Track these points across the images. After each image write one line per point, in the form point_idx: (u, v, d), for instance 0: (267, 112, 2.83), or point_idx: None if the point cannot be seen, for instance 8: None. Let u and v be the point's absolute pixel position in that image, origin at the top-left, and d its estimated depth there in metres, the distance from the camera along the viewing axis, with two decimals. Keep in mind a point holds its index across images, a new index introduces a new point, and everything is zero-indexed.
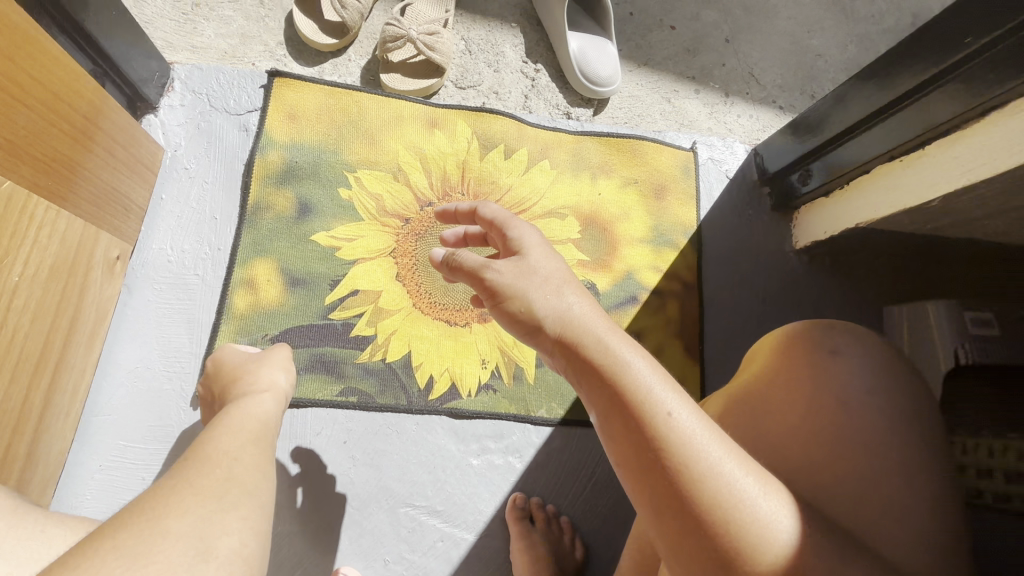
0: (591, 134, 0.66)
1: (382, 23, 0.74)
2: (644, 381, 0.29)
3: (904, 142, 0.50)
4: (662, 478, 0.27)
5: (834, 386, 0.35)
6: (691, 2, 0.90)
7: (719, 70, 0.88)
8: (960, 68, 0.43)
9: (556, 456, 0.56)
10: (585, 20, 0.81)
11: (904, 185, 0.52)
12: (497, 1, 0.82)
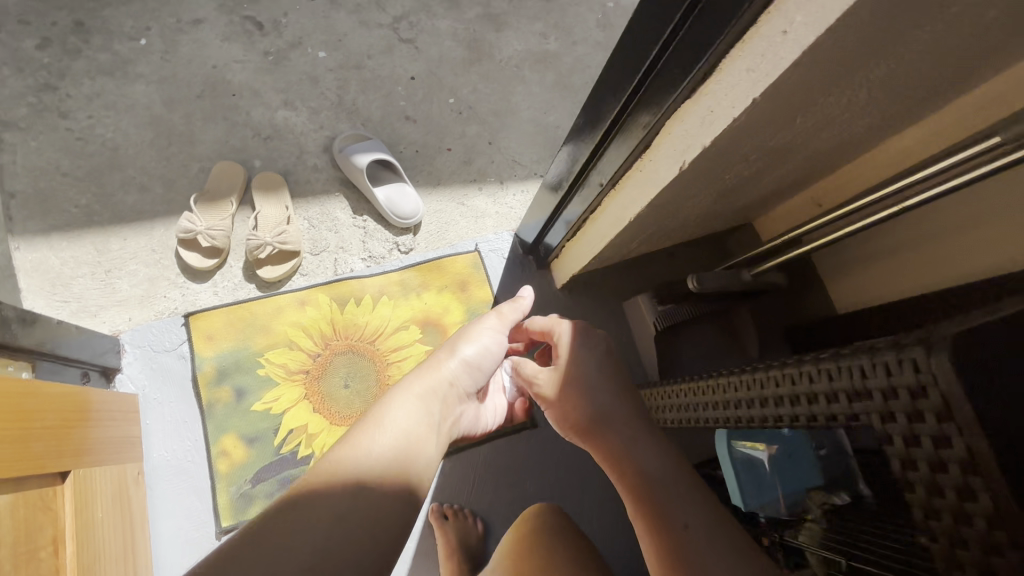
0: (409, 266, 1.01)
1: (244, 234, 1.05)
2: (658, 494, 0.54)
3: (625, 156, 0.66)
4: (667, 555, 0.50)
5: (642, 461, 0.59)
6: (456, 125, 1.25)
7: (491, 166, 1.24)
8: (633, 98, 0.59)
9: (451, 476, 0.91)
10: (385, 173, 1.14)
11: (628, 193, 0.69)
12: (319, 179, 1.14)
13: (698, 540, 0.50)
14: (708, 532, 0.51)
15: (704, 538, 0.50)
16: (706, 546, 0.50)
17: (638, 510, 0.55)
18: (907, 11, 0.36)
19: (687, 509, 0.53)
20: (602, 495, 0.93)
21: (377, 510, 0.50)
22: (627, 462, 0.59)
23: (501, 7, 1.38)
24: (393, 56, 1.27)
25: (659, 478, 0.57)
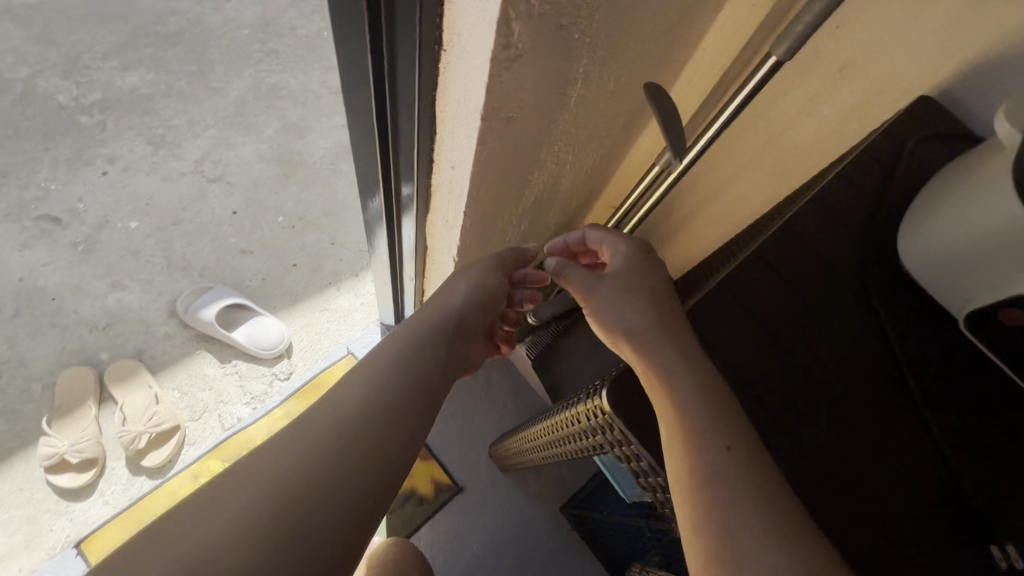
0: (291, 395, 1.11)
1: (115, 432, 1.03)
2: (699, 425, 0.41)
3: (412, 226, 0.69)
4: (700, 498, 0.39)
5: (683, 395, 0.42)
6: (293, 239, 1.29)
7: (341, 263, 1.28)
8: (390, 175, 0.61)
9: None
10: (240, 312, 1.16)
11: (435, 262, 0.74)
12: (175, 344, 1.13)
13: (722, 485, 0.40)
14: (748, 462, 0.39)
15: (730, 478, 0.40)
16: (724, 494, 0.39)
17: (669, 433, 0.41)
18: (520, 124, 0.47)
19: (722, 427, 0.41)
20: (542, 521, 1.02)
21: (321, 505, 0.47)
22: (667, 381, 0.43)
23: (297, 115, 1.43)
24: (208, 199, 1.29)
25: (690, 406, 0.41)
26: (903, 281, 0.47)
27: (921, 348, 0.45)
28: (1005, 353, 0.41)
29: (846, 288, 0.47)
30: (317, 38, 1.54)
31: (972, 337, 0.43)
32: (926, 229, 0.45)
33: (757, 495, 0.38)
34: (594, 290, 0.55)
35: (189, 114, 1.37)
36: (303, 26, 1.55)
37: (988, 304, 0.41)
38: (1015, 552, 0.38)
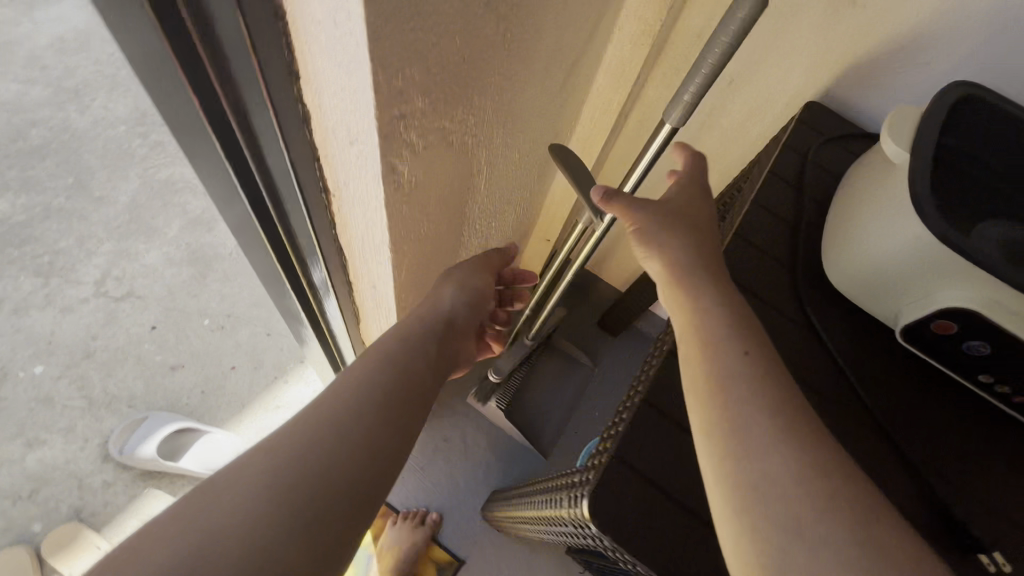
0: None
1: None
2: (722, 334, 0.41)
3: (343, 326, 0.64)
4: (716, 399, 0.37)
5: (710, 315, 0.42)
6: (226, 340, 1.20)
7: (284, 353, 1.21)
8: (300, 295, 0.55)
9: None
10: (184, 437, 1.05)
11: None
12: (117, 489, 1.03)
13: (748, 419, 0.36)
14: (762, 369, 0.38)
15: (763, 403, 0.36)
16: (754, 437, 0.35)
17: (694, 342, 0.41)
18: (433, 227, 0.44)
19: (740, 335, 0.40)
20: (551, 570, 0.99)
21: (341, 478, 0.40)
22: (692, 303, 0.43)
23: (199, 206, 1.32)
24: (121, 320, 1.18)
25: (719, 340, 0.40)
26: (836, 299, 0.48)
27: (862, 366, 0.46)
28: (943, 358, 0.43)
29: (779, 324, 0.47)
30: None
31: (910, 346, 0.44)
32: (847, 252, 0.46)
33: (792, 429, 0.35)
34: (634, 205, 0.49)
35: (77, 232, 1.24)
36: None
37: (919, 316, 0.42)
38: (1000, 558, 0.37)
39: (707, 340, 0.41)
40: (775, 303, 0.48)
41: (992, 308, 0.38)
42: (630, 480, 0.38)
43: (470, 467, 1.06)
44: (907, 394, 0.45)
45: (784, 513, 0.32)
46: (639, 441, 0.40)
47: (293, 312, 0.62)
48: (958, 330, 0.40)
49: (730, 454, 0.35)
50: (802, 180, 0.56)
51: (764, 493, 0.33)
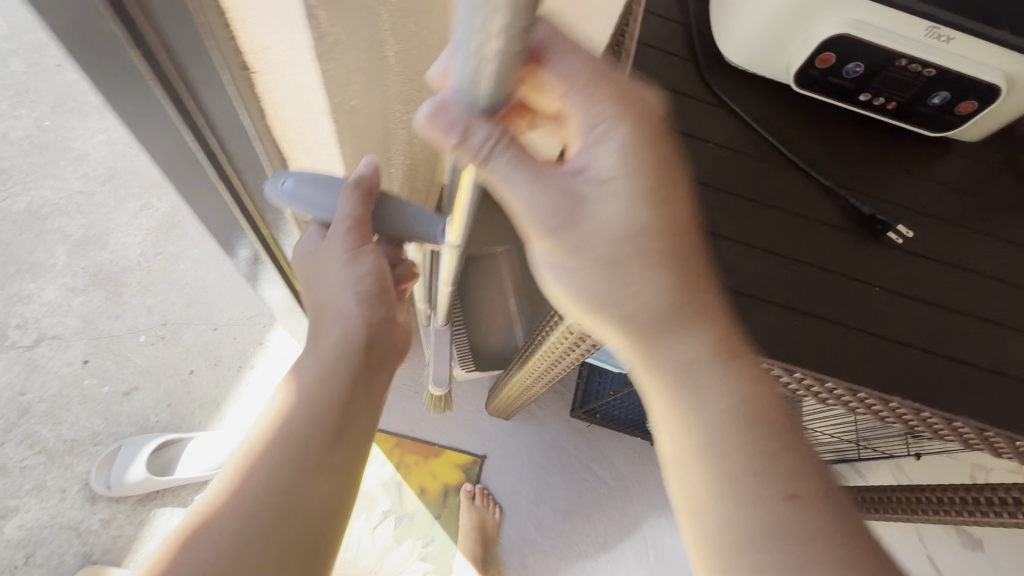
0: None
1: None
2: (707, 387, 0.37)
3: None
4: (714, 473, 0.35)
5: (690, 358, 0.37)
6: (170, 347, 1.13)
7: (237, 341, 1.16)
8: (263, 229, 0.55)
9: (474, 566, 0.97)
10: (170, 454, 1.03)
11: None
12: (120, 521, 0.98)
13: (731, 511, 0.35)
14: (773, 460, 0.35)
15: (796, 546, 0.33)
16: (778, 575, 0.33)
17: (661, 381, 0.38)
18: (364, 98, 0.44)
19: (725, 390, 0.36)
20: (563, 435, 1.08)
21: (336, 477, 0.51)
22: (689, 392, 0.37)
23: (80, 225, 1.20)
24: (45, 366, 1.07)
25: (703, 412, 0.36)
26: (735, 74, 0.54)
27: (776, 124, 0.53)
28: (828, 90, 0.51)
29: (702, 107, 0.52)
30: (38, 131, 1.26)
31: (804, 91, 0.52)
32: (736, 26, 0.51)
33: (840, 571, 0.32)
34: (517, 179, 0.34)
35: None
36: (14, 127, 1.25)
37: (804, 59, 0.49)
38: (903, 228, 0.48)
39: (698, 397, 0.37)
40: (692, 92, 0.53)
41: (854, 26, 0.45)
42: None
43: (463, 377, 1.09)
44: (813, 131, 0.53)
45: None
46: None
47: (256, 260, 0.61)
48: (837, 59, 0.48)
49: (739, 536, 0.34)
50: None
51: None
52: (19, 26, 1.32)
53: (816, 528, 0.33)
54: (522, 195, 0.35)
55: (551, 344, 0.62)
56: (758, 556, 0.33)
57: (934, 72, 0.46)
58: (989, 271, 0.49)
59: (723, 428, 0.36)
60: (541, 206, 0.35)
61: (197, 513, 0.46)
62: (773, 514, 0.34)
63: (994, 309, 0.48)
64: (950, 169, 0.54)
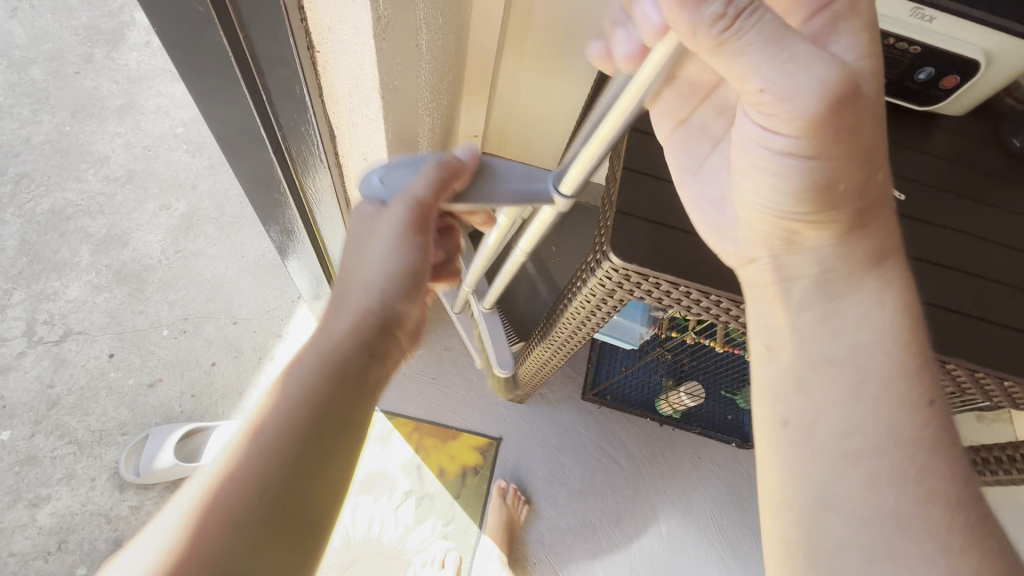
0: None
1: None
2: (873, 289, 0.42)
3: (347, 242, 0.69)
4: (876, 374, 0.40)
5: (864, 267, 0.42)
6: (192, 340, 1.16)
7: (256, 334, 1.19)
8: (304, 203, 0.59)
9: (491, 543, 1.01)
10: (195, 443, 1.06)
11: None
12: (148, 507, 1.01)
13: (873, 419, 0.39)
14: (921, 377, 0.40)
15: (914, 453, 0.38)
16: (883, 478, 0.38)
17: (842, 269, 0.43)
18: (403, 82, 0.48)
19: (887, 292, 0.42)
20: (576, 417, 1.12)
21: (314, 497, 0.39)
22: (865, 282, 0.42)
23: (102, 225, 1.24)
24: (71, 360, 1.11)
25: (862, 320, 0.42)
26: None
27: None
28: None
29: None
30: (59, 136, 1.30)
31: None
32: None
33: (934, 490, 0.37)
34: (760, 60, 0.35)
35: None
36: (35, 132, 1.29)
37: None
38: (894, 193, 0.59)
39: (877, 298, 0.42)
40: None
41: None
42: (635, 224, 0.53)
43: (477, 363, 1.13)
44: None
45: (896, 500, 0.37)
46: (640, 197, 0.55)
47: (294, 234, 0.66)
48: None
49: (866, 434, 0.39)
50: None
51: (876, 484, 0.38)
52: (38, 35, 1.37)
53: (936, 445, 0.38)
54: (769, 81, 0.35)
55: (570, 313, 0.68)
56: (867, 468, 0.38)
57: (920, 48, 0.53)
58: (972, 230, 0.59)
59: (892, 335, 0.41)
60: (819, 87, 0.34)
61: (173, 545, 0.35)
62: (909, 423, 0.38)
63: (976, 262, 0.57)
64: (932, 149, 0.63)
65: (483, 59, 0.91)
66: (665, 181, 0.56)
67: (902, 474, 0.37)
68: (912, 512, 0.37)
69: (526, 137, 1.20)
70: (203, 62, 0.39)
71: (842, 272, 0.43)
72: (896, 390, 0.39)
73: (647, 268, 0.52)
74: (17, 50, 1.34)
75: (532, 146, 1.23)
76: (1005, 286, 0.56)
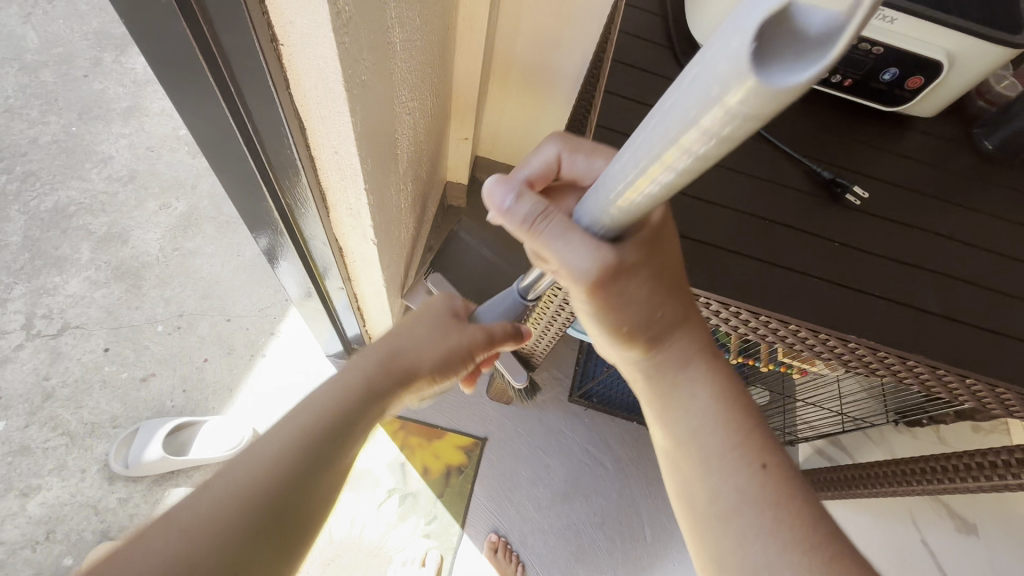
0: None
1: None
2: (694, 391, 0.46)
3: (328, 239, 0.71)
4: (715, 448, 0.44)
5: (678, 365, 0.46)
6: (185, 336, 1.18)
7: (248, 332, 1.21)
8: (284, 201, 0.61)
9: (472, 540, 1.01)
10: (184, 437, 1.08)
11: (363, 256, 0.76)
12: (136, 499, 1.03)
13: (722, 483, 0.42)
14: (758, 447, 0.43)
15: (770, 516, 0.40)
16: (749, 537, 0.40)
17: (657, 373, 0.47)
18: (373, 78, 0.49)
19: (705, 382, 0.46)
20: (561, 419, 1.12)
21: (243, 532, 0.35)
22: (683, 387, 0.46)
23: (103, 223, 1.27)
24: (68, 353, 1.13)
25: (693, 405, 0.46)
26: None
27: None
28: None
29: None
30: (65, 136, 1.33)
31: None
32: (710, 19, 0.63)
33: (802, 537, 0.39)
34: (565, 249, 0.38)
35: None
36: (42, 133, 1.32)
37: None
38: (860, 191, 0.60)
39: (700, 387, 0.46)
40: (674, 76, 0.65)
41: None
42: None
43: None
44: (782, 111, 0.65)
45: (764, 555, 0.39)
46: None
47: (276, 232, 0.68)
48: None
49: (718, 505, 0.42)
50: (664, 7, 0.69)
51: (740, 538, 0.40)
52: (49, 40, 1.41)
53: (778, 495, 0.41)
54: (569, 265, 0.38)
55: (545, 304, 0.73)
56: (738, 527, 0.41)
57: (882, 50, 0.57)
58: (937, 229, 0.60)
59: (721, 416, 0.45)
60: (592, 259, 0.38)
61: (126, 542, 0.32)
62: (752, 483, 0.42)
63: (937, 260, 0.58)
64: (904, 149, 0.64)
65: (471, 62, 0.93)
66: None
67: (759, 530, 0.40)
68: (781, 561, 0.39)
69: (518, 141, 1.23)
70: (169, 53, 0.40)
71: (666, 374, 0.46)
72: (733, 457, 0.43)
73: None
74: (28, 53, 1.39)
75: (523, 150, 1.25)
76: (968, 284, 0.58)
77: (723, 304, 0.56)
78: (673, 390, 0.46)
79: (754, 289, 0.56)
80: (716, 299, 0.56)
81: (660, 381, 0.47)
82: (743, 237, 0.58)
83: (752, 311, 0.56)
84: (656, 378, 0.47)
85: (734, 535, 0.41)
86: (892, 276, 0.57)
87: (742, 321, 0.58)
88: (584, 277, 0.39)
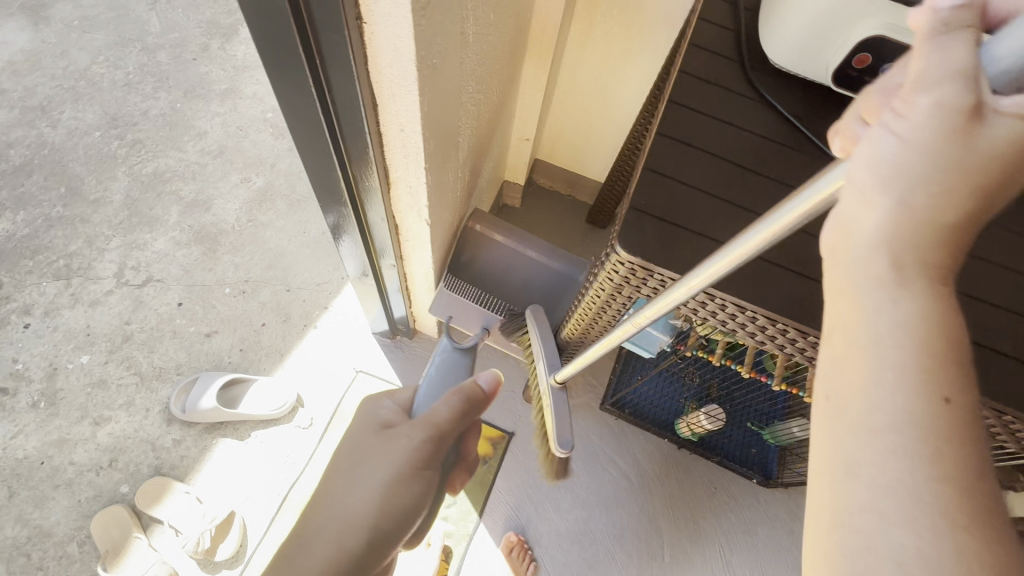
0: (331, 441, 1.15)
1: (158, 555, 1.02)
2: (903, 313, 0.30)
3: (387, 220, 0.76)
4: (905, 364, 0.30)
5: (888, 280, 0.31)
6: (246, 300, 1.27)
7: (302, 305, 1.28)
8: (351, 178, 0.66)
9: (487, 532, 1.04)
10: (235, 393, 1.16)
11: (416, 237, 0.80)
12: (187, 442, 1.12)
13: (883, 406, 0.29)
14: (961, 432, 0.28)
15: (930, 489, 0.27)
16: (877, 502, 0.28)
17: (872, 244, 0.31)
18: (442, 65, 0.53)
19: (917, 280, 0.31)
20: (593, 425, 1.12)
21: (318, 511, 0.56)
22: (889, 278, 0.31)
23: (192, 190, 1.39)
24: (148, 303, 1.25)
25: (881, 312, 0.31)
26: (781, 77, 0.65)
27: (816, 123, 0.63)
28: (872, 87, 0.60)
29: (747, 109, 0.64)
30: (171, 111, 1.48)
31: (844, 90, 0.62)
32: (777, 46, 0.62)
33: (961, 518, 0.26)
34: (940, 64, 0.28)
35: (83, 235, 1.31)
36: (152, 106, 1.47)
37: (840, 60, 0.58)
38: None
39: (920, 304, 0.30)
40: (739, 88, 0.65)
41: (885, 30, 0.53)
42: (646, 222, 0.57)
43: (496, 357, 1.17)
44: None
45: (909, 523, 0.27)
46: (655, 198, 0.58)
47: (340, 208, 0.73)
48: (872, 60, 0.57)
49: (848, 455, 0.29)
50: (737, 21, 0.69)
51: (878, 488, 0.28)
52: (169, 26, 1.59)
53: (943, 472, 0.27)
54: (931, 72, 0.28)
55: (585, 303, 0.75)
56: (892, 487, 0.28)
57: None
58: (1014, 267, 0.57)
59: (920, 345, 0.30)
60: (943, 91, 0.28)
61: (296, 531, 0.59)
62: (919, 429, 0.28)
63: (1010, 297, 0.55)
64: None
65: (540, 64, 0.96)
66: (681, 183, 0.59)
67: (898, 488, 0.28)
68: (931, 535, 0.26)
69: (580, 146, 1.24)
70: (268, 29, 0.45)
71: (877, 265, 0.31)
72: (899, 392, 0.29)
73: (652, 264, 0.56)
74: (150, 36, 1.56)
75: (583, 156, 1.27)
76: None
77: (769, 320, 0.55)
78: (880, 280, 0.31)
79: (805, 309, 0.54)
80: (762, 313, 0.55)
81: (872, 263, 0.31)
82: (796, 254, 0.57)
83: (799, 329, 0.54)
84: (870, 262, 0.31)
85: (896, 481, 0.28)
86: (954, 306, 0.55)
87: (788, 340, 0.57)
88: (932, 90, 0.28)
